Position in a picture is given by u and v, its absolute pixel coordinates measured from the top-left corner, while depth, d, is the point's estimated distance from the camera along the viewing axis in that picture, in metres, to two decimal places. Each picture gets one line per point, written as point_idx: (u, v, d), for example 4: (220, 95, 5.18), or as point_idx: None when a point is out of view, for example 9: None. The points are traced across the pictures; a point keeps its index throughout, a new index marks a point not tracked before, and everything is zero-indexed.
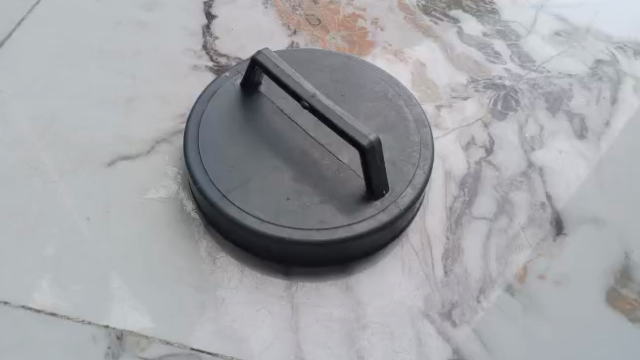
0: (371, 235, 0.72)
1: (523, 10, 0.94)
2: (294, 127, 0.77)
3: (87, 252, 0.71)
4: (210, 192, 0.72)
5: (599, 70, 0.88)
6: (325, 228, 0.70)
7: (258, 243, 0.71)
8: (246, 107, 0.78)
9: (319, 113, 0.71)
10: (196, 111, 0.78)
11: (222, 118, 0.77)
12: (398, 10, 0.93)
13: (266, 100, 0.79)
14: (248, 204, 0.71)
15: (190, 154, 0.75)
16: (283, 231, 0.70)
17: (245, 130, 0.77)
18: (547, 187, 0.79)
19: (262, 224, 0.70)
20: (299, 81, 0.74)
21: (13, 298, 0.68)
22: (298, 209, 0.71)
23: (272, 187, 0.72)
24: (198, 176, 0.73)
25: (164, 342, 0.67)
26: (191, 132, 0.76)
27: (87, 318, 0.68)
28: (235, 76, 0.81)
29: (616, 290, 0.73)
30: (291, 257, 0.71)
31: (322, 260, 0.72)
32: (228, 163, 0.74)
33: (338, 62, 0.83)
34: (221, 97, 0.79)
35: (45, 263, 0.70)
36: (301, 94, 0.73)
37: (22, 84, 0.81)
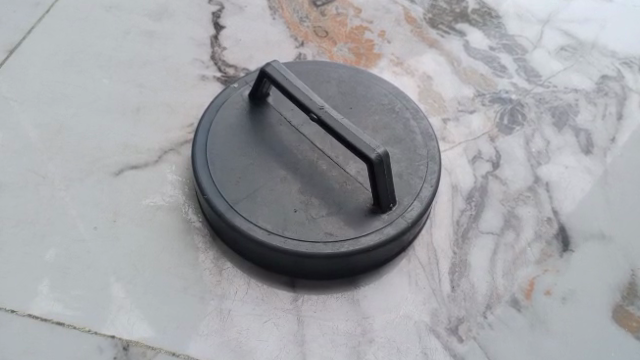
0: (378, 249, 0.70)
1: (530, 23, 0.94)
2: (301, 139, 0.75)
3: (95, 261, 0.71)
4: (216, 203, 0.71)
5: (604, 85, 0.88)
6: (331, 240, 0.69)
7: (264, 254, 0.70)
8: (253, 118, 0.77)
9: (327, 126, 0.70)
10: (203, 121, 0.77)
11: (229, 128, 0.76)
12: (405, 23, 0.93)
13: (274, 111, 0.77)
14: (255, 216, 0.70)
15: (197, 164, 0.73)
16: (289, 244, 0.69)
17: (251, 141, 0.75)
18: (553, 203, 0.78)
19: (268, 236, 0.69)
20: (307, 92, 0.72)
21: (19, 306, 0.68)
22: (304, 222, 0.70)
23: (279, 198, 0.71)
24: (204, 187, 0.72)
25: (169, 353, 0.67)
26: (197, 143, 0.75)
27: (92, 327, 0.68)
28: (243, 86, 0.80)
29: (623, 307, 0.72)
30: (296, 268, 0.70)
31: (327, 272, 0.71)
32: (235, 175, 0.73)
33: (345, 75, 0.82)
34: (229, 107, 0.78)
35: (50, 271, 0.70)
36: (309, 106, 0.71)
37: (31, 92, 0.82)
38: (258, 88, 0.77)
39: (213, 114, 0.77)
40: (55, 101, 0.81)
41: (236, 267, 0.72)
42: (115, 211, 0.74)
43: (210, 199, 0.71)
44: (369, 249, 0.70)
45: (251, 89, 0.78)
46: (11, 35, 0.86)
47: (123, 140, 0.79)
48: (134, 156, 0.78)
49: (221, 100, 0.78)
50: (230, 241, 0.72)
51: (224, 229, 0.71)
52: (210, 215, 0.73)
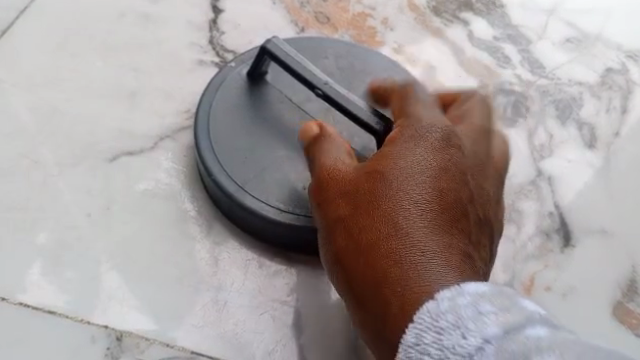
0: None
1: (535, 14, 0.92)
2: (306, 113, 0.75)
3: (88, 249, 0.70)
4: (225, 183, 0.70)
5: (608, 79, 0.87)
6: None
7: (274, 231, 0.70)
8: (253, 97, 0.75)
9: (335, 102, 0.69)
10: (202, 101, 0.75)
11: (231, 106, 0.74)
12: (408, 10, 0.90)
13: (273, 89, 0.76)
14: (265, 195, 0.70)
15: (201, 145, 0.72)
16: (300, 220, 0.69)
17: (256, 117, 0.74)
18: (555, 197, 0.77)
19: (279, 214, 0.69)
20: (310, 67, 0.71)
21: (10, 294, 0.67)
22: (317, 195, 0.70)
23: (287, 175, 0.71)
24: (211, 168, 0.70)
25: (164, 344, 0.66)
26: (199, 125, 0.73)
27: (85, 317, 0.66)
28: (240, 65, 0.78)
29: (623, 304, 0.71)
30: (306, 242, 0.71)
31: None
32: (240, 153, 0.71)
33: (341, 48, 0.80)
34: (228, 86, 0.76)
35: (42, 259, 0.69)
36: (313, 82, 0.70)
37: (24, 74, 0.79)
38: (256, 66, 0.75)
39: (212, 94, 0.75)
40: (48, 85, 0.79)
41: (234, 255, 0.72)
42: (110, 198, 0.73)
43: (217, 179, 0.70)
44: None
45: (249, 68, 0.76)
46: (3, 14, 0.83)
47: (118, 126, 0.77)
48: (129, 142, 0.76)
49: (219, 80, 0.76)
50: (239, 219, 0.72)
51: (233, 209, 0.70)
52: (217, 196, 0.71)
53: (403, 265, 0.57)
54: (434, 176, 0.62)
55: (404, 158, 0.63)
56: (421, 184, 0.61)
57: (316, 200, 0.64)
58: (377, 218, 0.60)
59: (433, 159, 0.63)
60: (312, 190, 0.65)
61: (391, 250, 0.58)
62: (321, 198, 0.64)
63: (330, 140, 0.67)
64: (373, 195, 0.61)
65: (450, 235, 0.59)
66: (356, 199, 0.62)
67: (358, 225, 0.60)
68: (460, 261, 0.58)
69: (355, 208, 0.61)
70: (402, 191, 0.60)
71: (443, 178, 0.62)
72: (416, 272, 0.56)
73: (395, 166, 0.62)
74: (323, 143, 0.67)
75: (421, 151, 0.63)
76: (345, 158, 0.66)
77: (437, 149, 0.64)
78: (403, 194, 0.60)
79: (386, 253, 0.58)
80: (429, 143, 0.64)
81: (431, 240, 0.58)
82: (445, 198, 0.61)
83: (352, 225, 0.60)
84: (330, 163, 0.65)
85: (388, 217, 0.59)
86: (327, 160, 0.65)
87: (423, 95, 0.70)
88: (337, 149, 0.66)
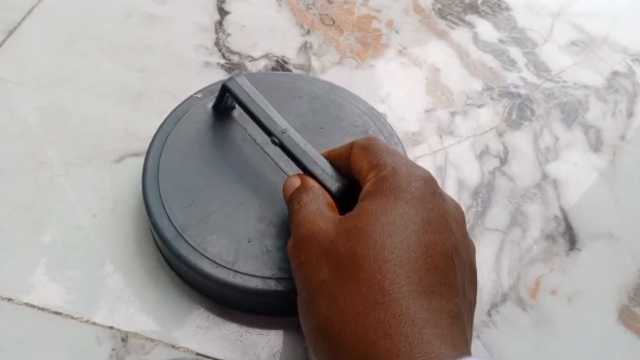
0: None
1: (541, 17, 0.92)
2: (266, 159, 0.71)
3: (94, 250, 0.70)
4: (164, 228, 0.67)
5: (615, 82, 0.86)
6: (284, 277, 0.66)
7: (212, 288, 0.66)
8: (215, 134, 0.73)
9: (288, 152, 0.66)
10: (159, 132, 0.73)
11: (188, 141, 0.72)
12: (413, 13, 0.90)
13: (238, 126, 0.73)
14: (203, 244, 0.66)
15: (147, 181, 0.69)
16: (238, 278, 0.65)
17: (210, 156, 0.71)
18: (560, 201, 0.77)
19: (216, 268, 0.65)
20: (271, 115, 0.68)
21: (16, 295, 0.67)
22: (259, 255, 0.66)
23: (229, 227, 0.67)
24: (152, 209, 0.68)
25: (168, 346, 0.66)
26: (148, 158, 0.71)
27: (90, 318, 0.66)
28: (207, 97, 0.76)
29: (629, 308, 0.71)
30: (244, 302, 0.67)
31: (275, 306, 0.67)
32: (187, 195, 0.69)
33: (319, 90, 0.77)
34: (189, 118, 0.74)
35: (48, 259, 0.69)
36: (271, 128, 0.67)
37: (30, 75, 0.80)
38: (222, 99, 0.73)
39: (172, 124, 0.73)
40: (54, 86, 0.79)
41: None
42: (115, 199, 0.73)
43: (156, 220, 0.67)
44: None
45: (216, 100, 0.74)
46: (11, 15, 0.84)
47: (124, 127, 0.77)
48: (134, 144, 0.76)
49: (183, 110, 0.74)
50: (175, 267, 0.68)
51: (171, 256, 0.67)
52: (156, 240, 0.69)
53: (392, 335, 0.54)
54: (421, 229, 0.58)
55: (388, 216, 0.58)
56: (406, 241, 0.58)
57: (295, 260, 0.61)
58: (362, 285, 0.56)
59: (416, 214, 0.59)
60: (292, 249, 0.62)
61: (380, 320, 0.55)
62: (302, 258, 0.60)
63: (309, 192, 0.63)
64: (357, 259, 0.57)
65: (434, 296, 0.56)
66: (339, 262, 0.58)
67: (341, 292, 0.57)
68: (449, 324, 0.56)
69: (338, 271, 0.58)
70: (388, 252, 0.57)
71: (429, 230, 0.59)
72: (407, 344, 0.54)
73: (378, 223, 0.58)
74: (302, 198, 0.63)
75: (403, 205, 0.59)
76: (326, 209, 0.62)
77: (420, 202, 0.60)
78: (386, 255, 0.57)
79: (372, 322, 0.55)
80: (412, 196, 0.60)
81: (417, 305, 0.55)
82: (430, 256, 0.58)
83: (337, 291, 0.57)
84: (311, 219, 0.61)
85: (374, 283, 0.56)
86: (308, 215, 0.61)
87: (390, 149, 0.64)
88: (320, 199, 0.63)
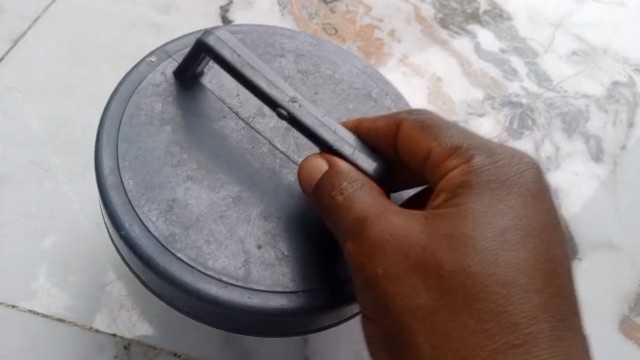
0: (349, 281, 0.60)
1: (543, 26, 0.91)
2: (257, 136, 0.64)
3: (97, 257, 0.70)
4: (144, 246, 0.58)
5: (615, 92, 0.87)
6: (306, 291, 0.59)
7: (221, 313, 0.59)
8: (194, 106, 0.64)
9: (301, 125, 0.59)
10: (110, 115, 0.63)
11: (154, 120, 0.63)
12: (415, 22, 0.89)
13: (209, 95, 0.65)
14: (197, 258, 0.59)
15: (108, 185, 0.60)
16: (254, 298, 0.58)
17: (197, 133, 0.63)
18: (562, 210, 0.77)
19: (222, 288, 0.58)
20: (271, 82, 0.61)
21: (19, 301, 0.67)
22: (276, 263, 0.60)
23: (221, 230, 0.60)
24: (122, 221, 0.59)
25: (170, 353, 0.67)
26: (106, 154, 0.61)
27: (92, 325, 0.67)
28: (163, 61, 0.67)
29: (629, 318, 0.72)
30: (260, 324, 0.60)
31: (302, 323, 0.60)
32: (160, 187, 0.60)
33: (304, 45, 0.72)
34: (146, 91, 0.64)
35: (52, 266, 0.69)
36: (277, 100, 0.60)
37: (36, 84, 0.78)
38: (188, 66, 0.64)
39: (125, 103, 0.64)
40: (60, 95, 0.78)
41: None
42: None
43: (128, 234, 0.59)
44: (339, 280, 0.60)
45: (179, 65, 0.65)
46: (15, 19, 0.81)
47: None
48: None
49: (139, 80, 0.65)
50: (167, 293, 0.60)
51: (165, 282, 0.59)
52: (131, 257, 0.60)
53: None
54: (535, 238, 0.51)
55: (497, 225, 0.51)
56: (523, 255, 0.50)
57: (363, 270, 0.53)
58: (478, 308, 0.49)
59: (527, 219, 0.52)
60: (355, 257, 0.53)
61: (509, 351, 0.48)
62: (383, 273, 0.51)
63: (349, 178, 0.55)
64: (467, 278, 0.49)
65: (560, 314, 0.50)
66: (440, 280, 0.50)
67: (455, 321, 0.49)
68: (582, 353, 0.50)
69: (444, 294, 0.49)
70: (503, 265, 0.50)
71: (544, 240, 0.52)
72: None
73: (484, 229, 0.51)
74: (338, 183, 0.55)
75: (507, 205, 0.52)
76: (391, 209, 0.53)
77: (529, 205, 0.52)
78: (503, 273, 0.50)
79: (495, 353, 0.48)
80: (516, 194, 0.53)
81: (547, 334, 0.49)
82: (548, 267, 0.51)
83: (443, 316, 0.49)
84: (384, 225, 0.52)
85: (496, 309, 0.49)
86: (376, 219, 0.53)
87: (455, 130, 0.57)
88: (373, 193, 0.55)
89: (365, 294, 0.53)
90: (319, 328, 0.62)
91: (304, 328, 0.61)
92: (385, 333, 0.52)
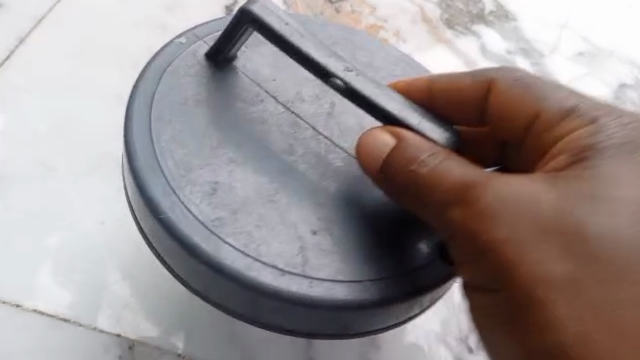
0: (422, 272, 0.56)
1: (552, 27, 0.95)
2: (300, 124, 0.62)
3: (77, 255, 0.69)
4: (184, 229, 0.54)
5: (622, 94, 0.92)
6: (376, 279, 0.55)
7: (279, 308, 0.54)
8: (228, 87, 0.62)
9: (358, 94, 0.56)
10: (136, 98, 0.59)
11: (195, 97, 0.60)
12: (421, 22, 0.91)
13: (242, 78, 0.63)
14: (248, 246, 0.54)
15: (144, 167, 0.56)
16: (316, 289, 0.54)
17: (231, 110, 0.60)
18: None
19: (281, 275, 0.54)
20: (325, 53, 0.58)
21: (23, 300, 0.65)
22: (337, 252, 0.55)
23: (260, 213, 0.55)
24: (161, 206, 0.54)
25: (175, 355, 0.65)
26: (136, 138, 0.57)
27: (94, 325, 0.65)
28: (192, 43, 0.64)
29: None
30: (329, 321, 0.55)
31: (387, 318, 0.57)
32: (199, 165, 0.57)
33: (333, 33, 0.72)
34: (175, 72, 0.61)
35: (52, 264, 0.68)
36: (331, 69, 0.57)
37: (49, 83, 0.78)
38: (222, 48, 0.62)
39: (154, 83, 0.60)
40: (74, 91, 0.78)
41: None
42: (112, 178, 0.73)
43: (166, 217, 0.54)
44: (415, 270, 0.56)
45: (212, 48, 0.63)
46: (20, 15, 0.82)
47: None
48: None
49: (165, 61, 0.62)
50: (215, 290, 0.55)
51: (214, 277, 0.54)
52: (167, 244, 0.55)
53: None
54: None
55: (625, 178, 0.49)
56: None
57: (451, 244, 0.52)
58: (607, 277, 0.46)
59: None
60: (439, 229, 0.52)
61: None
62: (461, 236, 0.50)
63: (417, 150, 0.52)
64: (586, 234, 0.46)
65: None
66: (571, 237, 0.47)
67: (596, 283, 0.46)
68: None
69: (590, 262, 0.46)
70: (627, 230, 0.47)
71: None
72: None
73: (540, 197, 0.48)
74: (407, 155, 0.52)
75: (616, 155, 0.51)
76: (477, 181, 0.50)
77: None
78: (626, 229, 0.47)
79: (571, 334, 0.45)
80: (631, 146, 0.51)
81: None
82: None
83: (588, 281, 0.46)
84: (479, 196, 0.49)
85: (612, 271, 0.46)
86: (475, 189, 0.49)
87: (557, 91, 0.57)
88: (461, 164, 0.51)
89: (461, 268, 0.51)
90: (394, 323, 0.58)
91: (382, 326, 0.57)
92: (498, 311, 0.50)
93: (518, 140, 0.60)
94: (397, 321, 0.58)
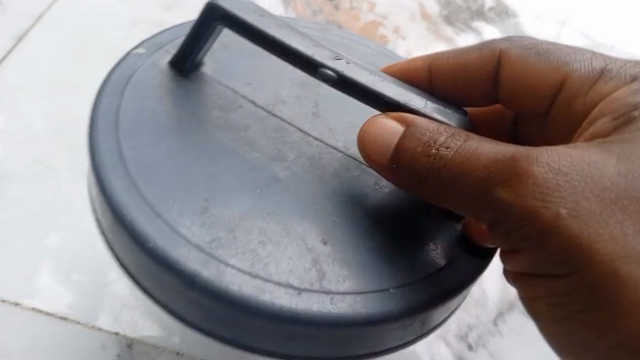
0: (445, 271, 0.47)
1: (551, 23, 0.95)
2: (295, 131, 0.52)
3: (80, 259, 0.62)
4: (174, 254, 0.43)
5: None
6: (402, 286, 0.46)
7: (296, 332, 0.43)
8: (203, 97, 0.52)
9: (353, 86, 0.49)
10: (99, 114, 0.49)
11: (167, 103, 0.51)
12: (420, 19, 0.91)
13: (214, 84, 0.53)
14: (255, 268, 0.44)
15: (118, 188, 0.45)
16: (338, 303, 0.44)
17: (214, 121, 0.51)
18: None
19: (298, 293, 0.43)
20: (310, 51, 0.50)
21: (21, 298, 0.58)
22: (348, 263, 0.45)
23: (257, 235, 0.45)
24: (148, 233, 0.44)
25: (173, 353, 0.58)
26: (105, 162, 0.47)
27: (93, 323, 0.58)
28: (154, 52, 0.54)
29: None
30: (357, 341, 0.45)
31: (417, 326, 0.47)
32: (173, 195, 0.46)
33: None
34: (140, 85, 0.51)
35: (57, 264, 0.61)
36: (318, 60, 0.49)
37: (41, 82, 0.72)
38: (188, 53, 0.52)
39: (118, 98, 0.50)
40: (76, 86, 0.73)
41: None
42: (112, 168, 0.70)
43: (157, 248, 0.43)
44: (436, 272, 0.47)
45: (175, 60, 0.53)
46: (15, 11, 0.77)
47: None
48: None
49: (128, 71, 0.52)
50: (197, 312, 0.44)
51: (226, 314, 0.43)
52: (146, 268, 0.44)
53: None
54: None
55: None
56: None
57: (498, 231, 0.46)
58: None
59: None
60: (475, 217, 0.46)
61: None
62: (515, 223, 0.45)
63: (433, 132, 0.47)
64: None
65: None
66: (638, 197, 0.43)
67: None
68: None
69: None
70: None
71: None
72: None
73: (603, 171, 0.44)
74: (423, 139, 0.47)
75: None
76: (522, 154, 0.44)
77: None
78: None
79: None
80: None
81: None
82: None
83: None
84: (530, 170, 0.43)
85: None
86: (522, 164, 0.44)
87: (575, 54, 0.55)
88: (490, 142, 0.46)
89: (520, 256, 0.47)
90: (426, 332, 0.48)
91: (412, 336, 0.47)
92: (574, 300, 0.46)
93: (538, 111, 0.58)
94: (428, 329, 0.48)
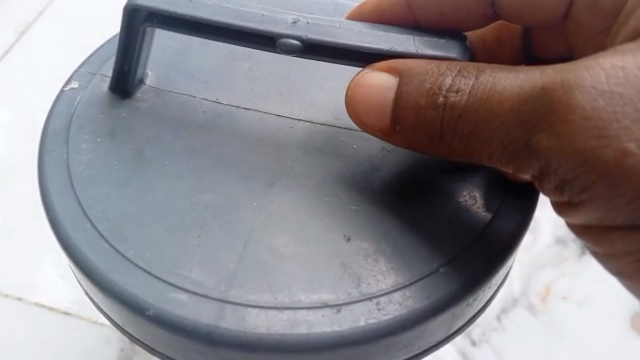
0: (494, 228, 0.41)
1: None
2: (273, 123, 0.44)
3: None
4: (178, 314, 0.37)
5: None
6: (453, 261, 0.39)
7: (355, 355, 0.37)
8: (164, 111, 0.44)
9: (333, 50, 0.40)
10: (46, 176, 0.42)
11: (124, 134, 0.43)
12: None
13: (174, 95, 0.45)
14: (279, 298, 0.37)
15: (87, 247, 0.39)
16: (387, 308, 0.38)
17: (179, 136, 0.43)
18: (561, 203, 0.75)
19: (337, 312, 0.37)
20: (266, 27, 0.41)
21: (25, 294, 0.66)
22: (385, 253, 0.39)
23: (269, 262, 0.38)
24: (140, 300, 0.37)
25: None
26: (70, 227, 0.40)
27: (92, 317, 0.64)
28: (89, 81, 0.46)
29: None
30: (426, 335, 0.39)
31: (482, 296, 0.41)
32: (156, 249, 0.39)
33: None
34: (87, 126, 0.44)
35: (59, 255, 0.68)
36: (275, 34, 0.41)
37: (32, 87, 0.79)
38: (126, 71, 0.44)
39: (64, 150, 0.43)
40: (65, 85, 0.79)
41: None
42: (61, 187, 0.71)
43: (162, 313, 0.37)
44: (483, 231, 0.40)
45: (114, 77, 0.45)
46: (22, 16, 0.85)
47: None
48: None
49: (66, 115, 0.44)
50: None
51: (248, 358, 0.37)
52: (149, 334, 0.38)
53: None
54: None
55: None
56: None
57: (548, 180, 0.39)
58: None
59: None
60: (512, 170, 0.39)
61: None
62: (568, 172, 0.38)
63: (435, 74, 0.39)
64: None
65: None
66: None
67: None
68: None
69: None
70: None
71: None
72: None
73: None
74: (425, 86, 0.39)
75: None
76: (556, 80, 0.36)
77: None
78: None
79: None
80: None
81: None
82: None
83: None
84: (571, 101, 0.36)
85: None
86: (559, 94, 0.36)
87: None
88: (507, 70, 0.38)
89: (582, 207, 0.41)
90: (492, 293, 0.43)
91: (479, 306, 0.42)
92: None
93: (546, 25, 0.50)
94: (494, 290, 0.43)
